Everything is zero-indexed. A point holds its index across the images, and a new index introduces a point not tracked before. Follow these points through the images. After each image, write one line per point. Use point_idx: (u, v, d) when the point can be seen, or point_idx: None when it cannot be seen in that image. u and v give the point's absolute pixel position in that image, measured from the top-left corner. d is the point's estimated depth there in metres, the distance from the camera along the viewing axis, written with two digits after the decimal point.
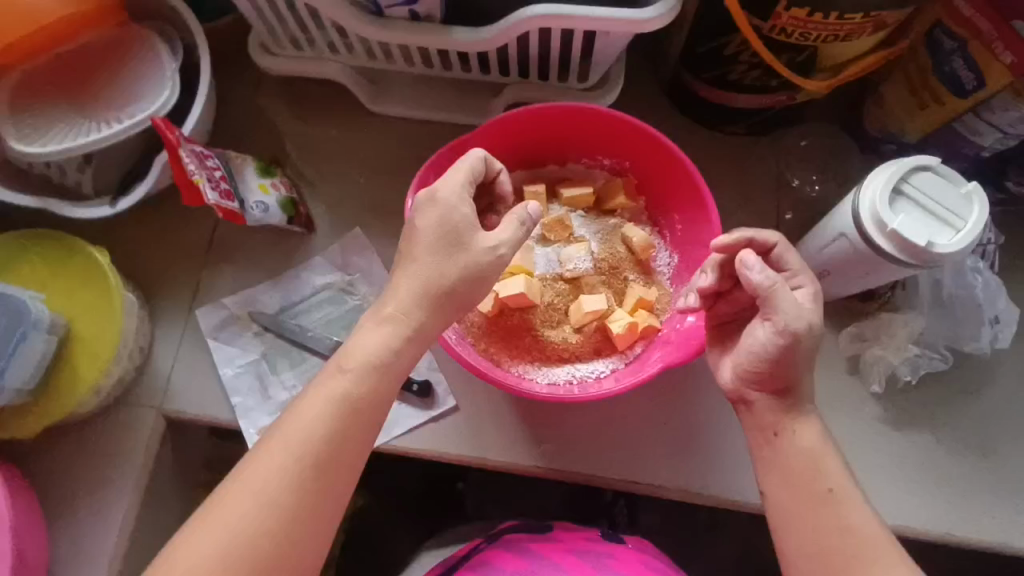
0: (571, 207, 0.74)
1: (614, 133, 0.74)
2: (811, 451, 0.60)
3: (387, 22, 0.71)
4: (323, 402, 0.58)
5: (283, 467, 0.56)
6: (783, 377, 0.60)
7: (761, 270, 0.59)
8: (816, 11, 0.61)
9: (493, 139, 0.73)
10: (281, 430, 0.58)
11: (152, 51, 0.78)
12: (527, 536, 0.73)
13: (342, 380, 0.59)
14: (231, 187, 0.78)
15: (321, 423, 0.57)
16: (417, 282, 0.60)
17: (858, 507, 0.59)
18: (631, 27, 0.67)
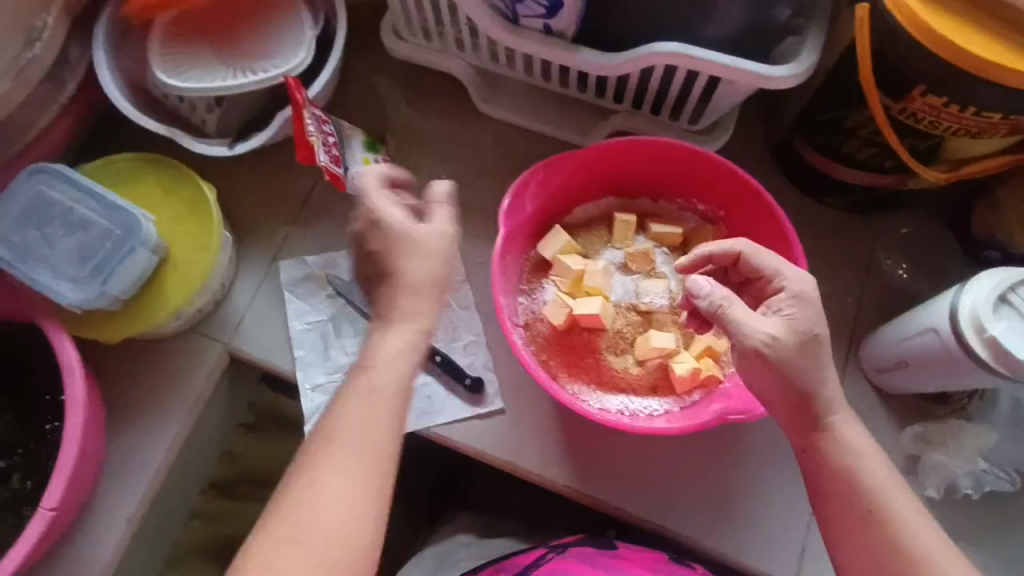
0: (655, 242, 0.75)
1: (715, 180, 0.74)
2: (852, 470, 0.59)
3: (519, 31, 0.74)
4: (361, 399, 0.58)
5: (344, 474, 0.56)
6: (784, 389, 0.60)
7: (708, 289, 0.61)
8: (954, 102, 0.60)
9: (597, 162, 0.75)
10: (331, 433, 0.58)
11: (296, 15, 0.82)
12: (593, 549, 0.71)
13: (392, 377, 0.59)
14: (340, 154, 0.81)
15: (381, 422, 0.58)
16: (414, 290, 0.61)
17: (905, 520, 0.57)
18: (756, 80, 0.67)
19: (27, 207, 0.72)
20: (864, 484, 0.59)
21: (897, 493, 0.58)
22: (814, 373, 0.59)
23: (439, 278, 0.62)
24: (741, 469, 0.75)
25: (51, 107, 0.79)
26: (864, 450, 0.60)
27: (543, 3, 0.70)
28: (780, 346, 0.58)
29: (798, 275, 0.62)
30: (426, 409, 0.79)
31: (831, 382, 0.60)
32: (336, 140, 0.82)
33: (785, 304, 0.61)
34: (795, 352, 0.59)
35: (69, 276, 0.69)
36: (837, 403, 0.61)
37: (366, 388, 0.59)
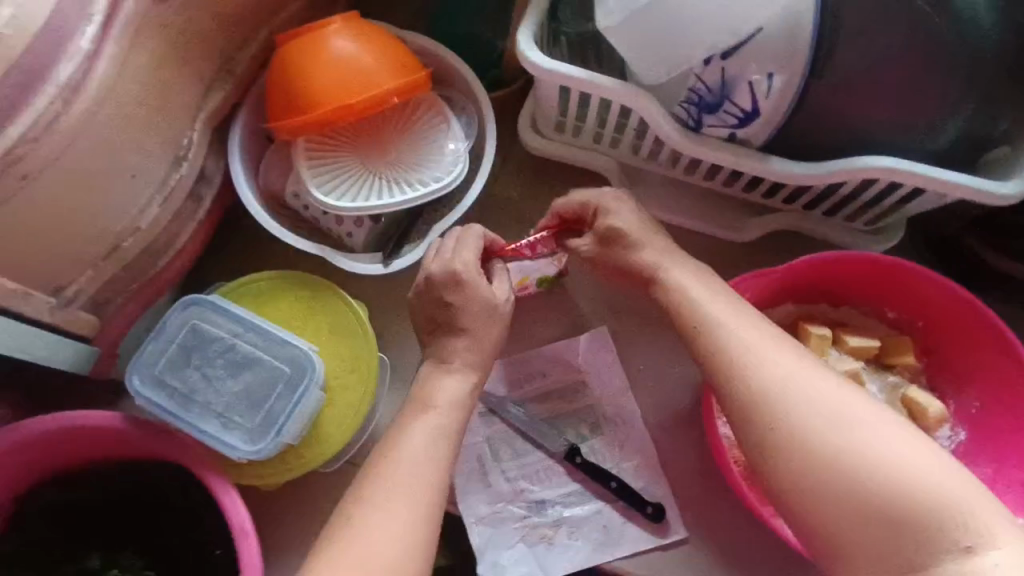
0: (855, 357, 0.70)
1: (915, 290, 0.69)
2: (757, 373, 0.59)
3: (703, 140, 0.69)
4: (425, 433, 0.63)
5: (371, 534, 0.57)
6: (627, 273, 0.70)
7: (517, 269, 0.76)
8: None
9: (791, 274, 0.70)
10: (375, 498, 0.59)
11: (446, 123, 0.78)
12: None
13: (450, 415, 0.65)
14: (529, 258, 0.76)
15: (434, 457, 0.62)
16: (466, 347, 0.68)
17: (798, 410, 0.57)
18: (978, 197, 0.64)
19: (183, 345, 0.66)
20: (767, 402, 0.58)
21: (871, 414, 0.56)
22: (729, 319, 0.63)
23: (491, 352, 0.69)
24: None
25: (188, 227, 0.73)
26: (765, 346, 0.60)
27: (738, 114, 0.66)
28: (616, 228, 0.69)
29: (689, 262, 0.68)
30: (603, 541, 0.74)
31: (727, 320, 0.63)
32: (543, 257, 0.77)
33: (618, 211, 0.70)
34: (718, 311, 0.63)
35: (241, 423, 0.65)
36: (752, 342, 0.61)
37: (435, 428, 0.64)
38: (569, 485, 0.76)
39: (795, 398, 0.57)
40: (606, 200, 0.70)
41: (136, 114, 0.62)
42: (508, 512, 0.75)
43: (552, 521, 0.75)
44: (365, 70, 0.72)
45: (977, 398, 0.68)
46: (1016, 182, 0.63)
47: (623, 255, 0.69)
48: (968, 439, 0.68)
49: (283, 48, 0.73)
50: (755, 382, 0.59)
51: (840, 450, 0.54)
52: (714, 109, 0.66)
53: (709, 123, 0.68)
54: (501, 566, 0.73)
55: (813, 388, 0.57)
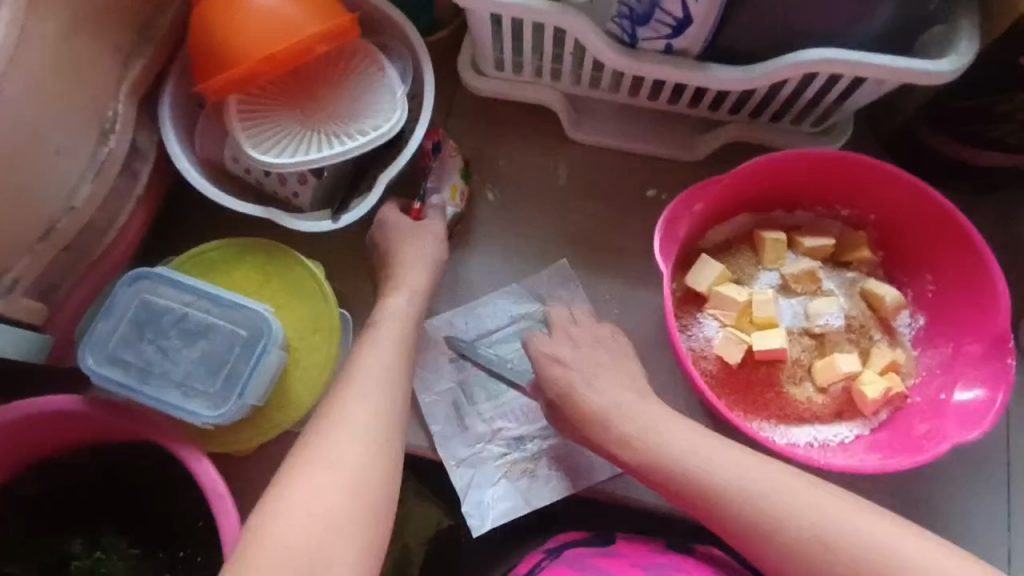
0: (811, 257, 0.70)
1: (862, 185, 0.69)
2: (730, 493, 0.60)
3: (641, 55, 0.69)
4: (387, 342, 0.67)
5: (370, 395, 0.63)
6: (574, 423, 0.69)
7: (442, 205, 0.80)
8: None
9: (742, 182, 0.69)
10: (361, 364, 0.65)
11: (381, 69, 0.76)
12: (589, 550, 0.66)
13: (395, 328, 0.68)
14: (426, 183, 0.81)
15: (395, 366, 0.66)
16: (421, 262, 0.74)
17: (780, 530, 0.58)
18: (916, 79, 0.63)
19: (134, 320, 0.65)
20: (733, 503, 0.60)
21: (819, 495, 0.59)
22: (659, 424, 0.65)
23: (433, 266, 0.75)
24: (936, 481, 0.71)
25: (127, 205, 0.71)
26: (710, 452, 0.62)
27: (670, 23, 0.66)
28: (558, 376, 0.70)
29: (599, 365, 0.71)
30: (581, 467, 0.75)
31: (677, 442, 0.64)
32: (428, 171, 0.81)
33: (558, 353, 0.72)
34: (636, 413, 0.66)
35: (202, 391, 0.64)
36: (711, 461, 0.61)
37: (388, 340, 0.68)
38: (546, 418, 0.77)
39: (751, 502, 0.59)
40: (542, 340, 0.73)
41: (47, 85, 0.59)
42: (490, 451, 0.76)
43: (534, 454, 0.76)
44: (289, 17, 0.69)
45: (932, 282, 0.69)
46: (955, 56, 0.62)
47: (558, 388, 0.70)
48: (927, 323, 0.69)
49: (204, 6, 0.70)
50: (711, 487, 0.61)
51: (803, 531, 0.57)
52: (647, 20, 0.67)
53: (643, 36, 0.68)
54: (486, 502, 0.74)
55: (771, 485, 0.59)
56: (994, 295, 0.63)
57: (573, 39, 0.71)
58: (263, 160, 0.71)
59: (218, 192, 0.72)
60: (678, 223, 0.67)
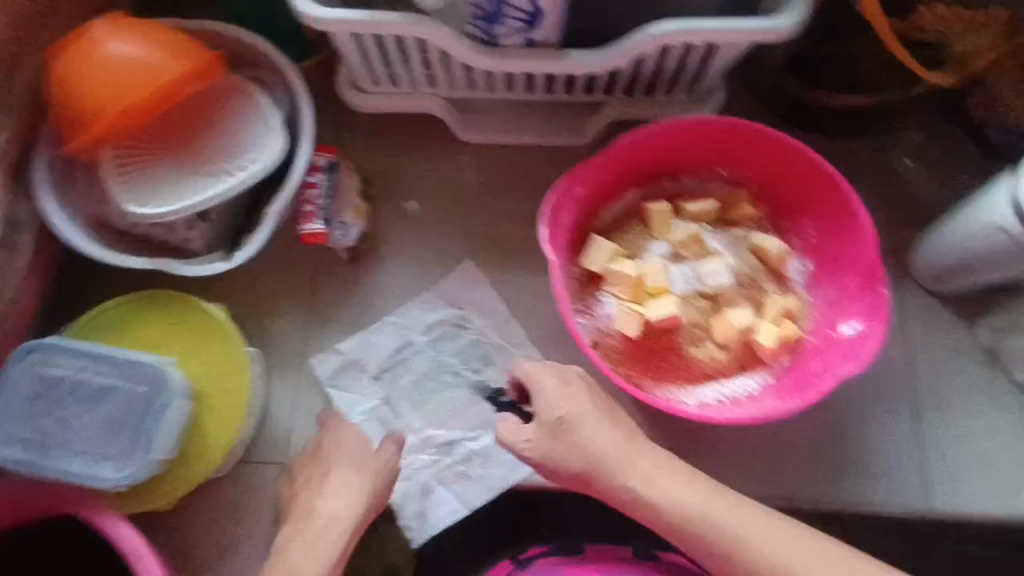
0: (697, 221, 0.72)
1: (734, 144, 0.71)
2: (704, 530, 0.58)
3: (501, 51, 0.69)
4: (353, 455, 0.69)
5: (326, 519, 0.64)
6: (571, 478, 0.63)
7: (347, 232, 0.79)
8: None
9: (619, 159, 0.71)
10: (325, 481, 0.67)
11: (253, 99, 0.75)
12: (556, 558, 0.67)
13: (365, 449, 0.69)
14: (322, 205, 0.77)
15: (361, 482, 0.67)
16: (363, 449, 0.69)
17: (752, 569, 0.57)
18: (760, 37, 0.66)
19: (29, 393, 0.63)
20: (707, 540, 0.58)
21: (797, 539, 0.58)
22: (633, 468, 0.61)
23: (378, 465, 0.68)
24: (851, 419, 0.73)
25: (12, 279, 0.70)
26: (691, 497, 0.60)
27: (523, 17, 0.67)
28: (556, 424, 0.63)
29: (592, 411, 0.64)
30: (517, 462, 0.76)
31: (656, 481, 0.61)
32: (324, 190, 0.78)
33: (549, 401, 0.64)
34: (617, 452, 0.62)
35: (109, 454, 0.63)
36: (695, 504, 0.60)
37: (341, 487, 0.66)
38: (473, 419, 0.78)
39: (723, 539, 0.58)
40: (534, 380, 0.66)
41: None
42: (424, 462, 0.76)
43: (466, 456, 0.76)
44: (146, 64, 0.69)
45: (812, 227, 0.72)
46: (791, 11, 0.65)
47: (551, 442, 0.63)
48: (816, 266, 0.71)
49: (53, 64, 0.69)
50: (715, 542, 0.58)
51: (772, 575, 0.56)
52: (498, 16, 0.67)
53: (501, 33, 0.69)
54: (426, 513, 0.75)
55: (753, 530, 0.58)
56: (862, 231, 0.66)
57: (433, 45, 0.71)
58: (145, 212, 0.71)
59: (105, 251, 0.71)
60: (562, 210, 0.69)
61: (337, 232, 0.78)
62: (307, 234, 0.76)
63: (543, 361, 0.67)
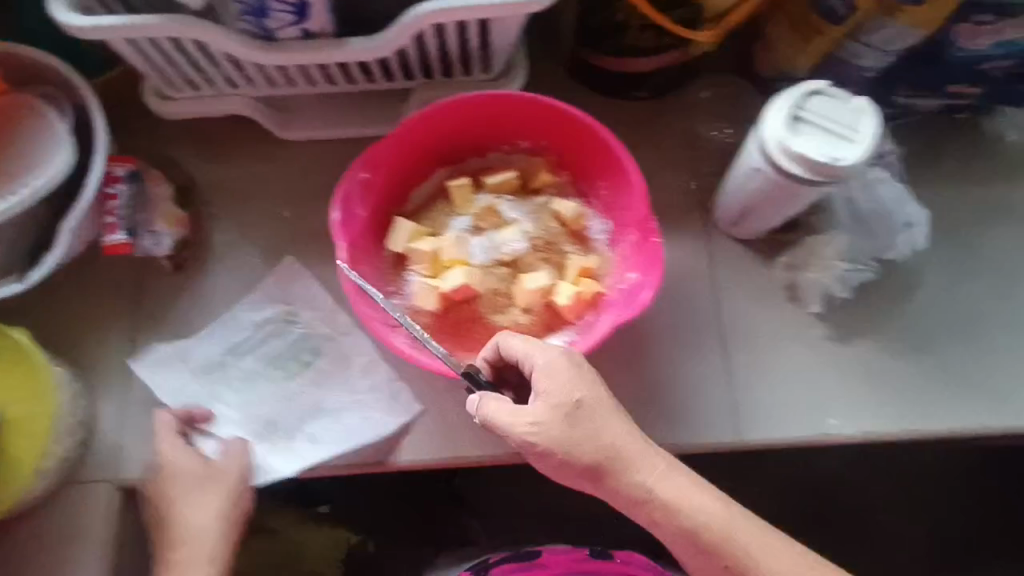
0: (498, 193, 0.74)
1: (522, 115, 0.74)
2: (697, 527, 0.56)
3: (277, 45, 0.70)
4: (195, 478, 0.72)
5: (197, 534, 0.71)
6: (574, 467, 0.57)
7: (158, 241, 0.79)
8: None
9: (409, 140, 0.72)
10: (179, 505, 0.71)
11: (37, 113, 0.74)
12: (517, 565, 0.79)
13: (197, 468, 0.72)
14: (124, 216, 0.78)
15: (212, 496, 0.72)
16: (191, 465, 0.72)
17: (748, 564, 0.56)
18: (521, 10, 0.68)
19: None
20: (701, 535, 0.56)
21: (777, 541, 0.57)
22: (645, 463, 0.57)
23: (220, 468, 0.72)
24: (662, 364, 0.78)
25: None
26: (690, 498, 0.57)
27: (289, 10, 0.67)
28: (562, 408, 0.57)
29: (597, 389, 0.58)
30: (347, 438, 0.75)
31: (650, 482, 0.57)
32: (125, 202, 0.78)
33: (544, 385, 0.58)
34: (630, 445, 0.57)
35: None
36: (700, 504, 0.57)
37: (198, 505, 0.71)
38: (303, 407, 0.78)
39: (715, 536, 0.56)
40: (527, 362, 0.59)
41: None
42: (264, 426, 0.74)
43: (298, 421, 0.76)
44: None
45: (604, 187, 0.74)
46: None
47: (588, 438, 0.57)
48: (613, 224, 0.75)
49: None
50: (743, 554, 0.56)
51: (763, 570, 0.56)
52: (265, 11, 0.67)
53: (275, 27, 0.69)
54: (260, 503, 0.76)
55: (740, 527, 0.57)
56: (636, 185, 0.69)
57: (212, 46, 0.71)
58: None
59: None
60: (354, 196, 0.69)
61: (146, 242, 0.80)
62: (109, 245, 0.78)
63: (547, 341, 0.60)
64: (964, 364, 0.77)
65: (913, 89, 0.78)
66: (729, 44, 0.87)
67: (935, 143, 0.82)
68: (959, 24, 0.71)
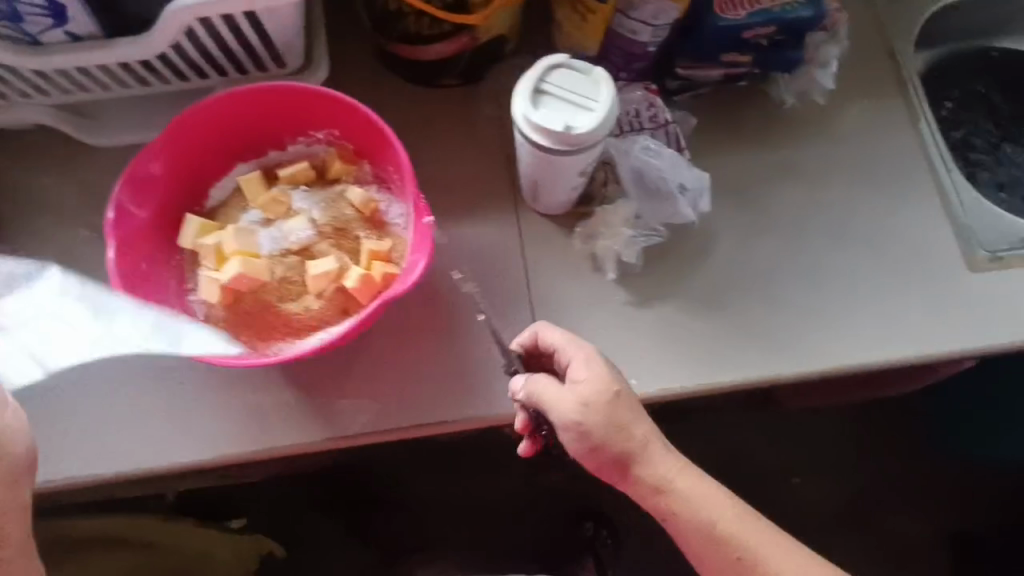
0: (290, 184, 0.75)
1: (308, 106, 0.74)
2: (691, 512, 0.67)
3: (42, 49, 0.69)
4: None
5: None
6: (601, 449, 0.67)
7: None
8: None
9: (190, 136, 0.72)
10: None
11: None
12: None
13: None
14: None
15: None
16: None
17: (740, 536, 0.67)
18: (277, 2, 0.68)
19: None
20: (676, 516, 0.68)
21: (755, 528, 0.68)
22: (655, 458, 0.68)
23: None
24: (474, 343, 0.80)
25: None
26: (704, 493, 0.68)
27: (44, 13, 0.67)
28: (590, 397, 0.66)
29: (602, 374, 0.67)
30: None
31: (680, 480, 0.68)
32: None
33: (579, 374, 0.67)
34: (648, 441, 0.68)
35: None
36: (698, 495, 0.68)
37: None
38: None
39: (697, 519, 0.67)
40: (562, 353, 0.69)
41: None
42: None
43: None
44: None
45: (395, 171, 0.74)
46: None
47: (605, 420, 0.67)
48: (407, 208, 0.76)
49: None
50: (746, 543, 0.67)
51: (739, 552, 0.67)
52: (19, 16, 0.67)
53: (36, 31, 0.69)
54: None
55: (715, 515, 0.67)
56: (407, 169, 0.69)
57: None
58: None
59: None
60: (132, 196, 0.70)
61: None
62: None
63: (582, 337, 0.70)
64: (759, 317, 0.80)
65: (689, 59, 0.82)
66: (532, 27, 0.89)
67: (725, 112, 0.86)
68: None
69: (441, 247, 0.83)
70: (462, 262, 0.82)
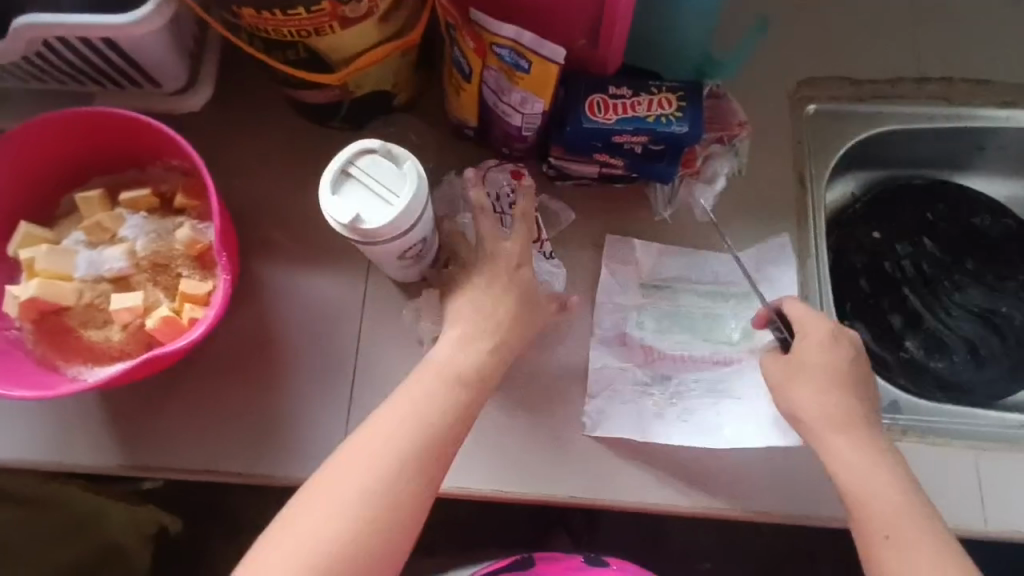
0: (128, 209, 0.74)
1: (155, 136, 0.73)
2: (838, 462, 0.66)
3: None
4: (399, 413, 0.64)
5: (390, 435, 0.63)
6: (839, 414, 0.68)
7: None
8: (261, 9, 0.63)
9: (37, 150, 0.73)
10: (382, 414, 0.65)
11: None
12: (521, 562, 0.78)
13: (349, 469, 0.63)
14: None
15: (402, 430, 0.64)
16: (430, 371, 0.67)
17: (890, 487, 0.65)
18: (123, 32, 0.68)
19: None
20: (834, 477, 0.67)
21: (902, 491, 0.65)
22: (843, 417, 0.68)
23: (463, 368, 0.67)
24: (293, 402, 0.79)
25: None
26: (873, 464, 0.66)
27: None
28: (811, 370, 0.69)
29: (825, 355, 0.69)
30: None
31: (836, 443, 0.67)
32: None
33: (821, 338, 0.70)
34: (844, 426, 0.67)
35: None
36: (853, 453, 0.66)
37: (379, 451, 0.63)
38: None
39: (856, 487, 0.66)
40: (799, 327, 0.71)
41: None
42: (703, 366, 0.78)
43: (684, 360, 0.78)
44: None
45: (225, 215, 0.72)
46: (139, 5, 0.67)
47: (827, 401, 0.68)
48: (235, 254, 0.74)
49: None
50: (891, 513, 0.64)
51: (889, 525, 0.63)
52: None
53: None
54: None
55: (877, 484, 0.65)
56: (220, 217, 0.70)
57: None
58: None
59: None
60: None
61: None
62: None
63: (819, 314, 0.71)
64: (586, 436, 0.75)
65: (564, 151, 0.78)
66: (431, 86, 0.87)
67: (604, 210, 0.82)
68: (590, 95, 0.74)
69: (286, 294, 0.82)
70: (302, 314, 0.82)
